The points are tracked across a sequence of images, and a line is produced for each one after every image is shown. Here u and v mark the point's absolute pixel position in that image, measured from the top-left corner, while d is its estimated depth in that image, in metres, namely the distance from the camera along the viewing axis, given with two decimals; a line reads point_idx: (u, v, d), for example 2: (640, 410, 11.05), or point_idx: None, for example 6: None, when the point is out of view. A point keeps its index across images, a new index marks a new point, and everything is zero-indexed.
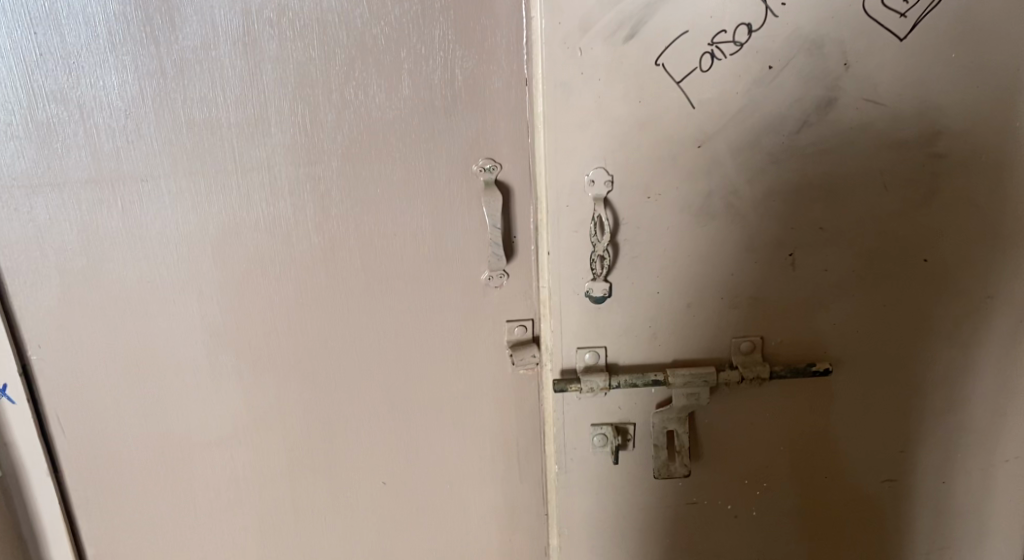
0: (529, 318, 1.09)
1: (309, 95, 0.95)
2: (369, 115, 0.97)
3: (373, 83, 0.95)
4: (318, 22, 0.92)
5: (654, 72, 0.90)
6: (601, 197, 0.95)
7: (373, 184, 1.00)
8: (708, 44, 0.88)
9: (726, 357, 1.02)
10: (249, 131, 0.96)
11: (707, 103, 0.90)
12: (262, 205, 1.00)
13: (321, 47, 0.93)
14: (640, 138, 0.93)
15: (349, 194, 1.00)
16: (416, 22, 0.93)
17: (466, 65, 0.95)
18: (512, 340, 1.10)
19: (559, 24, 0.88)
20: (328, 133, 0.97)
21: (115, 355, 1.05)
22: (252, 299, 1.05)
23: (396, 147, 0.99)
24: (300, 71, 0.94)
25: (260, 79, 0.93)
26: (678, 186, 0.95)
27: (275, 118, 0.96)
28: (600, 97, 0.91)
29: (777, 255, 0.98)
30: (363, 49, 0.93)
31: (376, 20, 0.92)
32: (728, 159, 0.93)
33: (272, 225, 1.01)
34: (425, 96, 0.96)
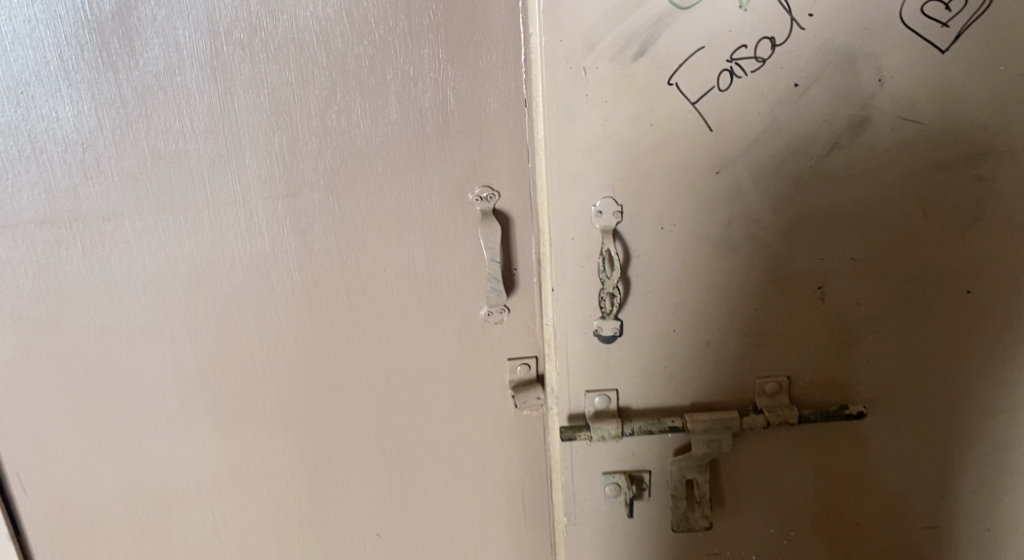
0: (532, 356, 1.00)
1: (286, 122, 0.86)
2: (353, 143, 0.88)
3: (357, 107, 0.86)
4: (295, 42, 0.83)
5: (667, 92, 0.81)
6: (610, 228, 0.87)
7: (360, 215, 0.91)
8: (727, 60, 0.79)
9: (750, 399, 0.94)
10: (220, 162, 0.87)
11: (726, 125, 0.82)
12: (236, 241, 0.91)
13: (298, 69, 0.84)
14: (652, 163, 0.84)
15: (333, 227, 0.92)
16: (402, 41, 0.84)
17: (459, 85, 0.87)
18: (515, 380, 1.01)
19: (561, 40, 0.79)
20: (308, 163, 0.88)
21: (80, 408, 0.97)
22: (228, 342, 0.96)
23: (383, 176, 0.90)
24: (276, 96, 0.85)
25: (231, 106, 0.85)
26: (694, 214, 0.86)
27: (249, 148, 0.87)
28: (607, 120, 0.82)
29: (804, 289, 0.89)
30: (344, 71, 0.85)
31: (358, 39, 0.83)
32: (750, 184, 0.84)
33: (248, 262, 0.92)
34: (415, 119, 0.88)
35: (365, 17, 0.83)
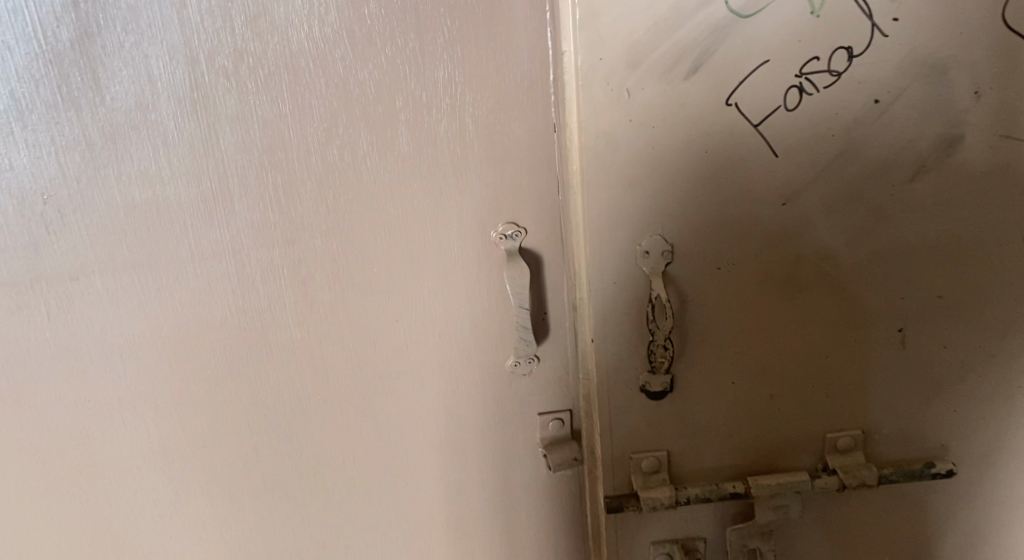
0: (565, 410, 0.88)
1: (280, 161, 0.74)
2: (358, 181, 0.76)
3: (362, 141, 0.74)
4: (288, 69, 0.71)
5: (725, 114, 0.69)
6: (658, 270, 0.75)
7: (368, 262, 0.79)
8: (795, 75, 0.68)
9: (820, 457, 0.83)
10: (206, 210, 0.75)
11: (794, 150, 0.71)
12: (226, 298, 0.79)
13: (293, 99, 0.72)
14: (708, 196, 0.73)
15: (337, 277, 0.80)
16: (413, 63, 0.72)
17: (479, 111, 0.74)
18: (547, 438, 0.88)
19: (601, 58, 0.68)
20: (308, 206, 0.76)
21: (56, 484, 0.86)
22: (221, 410, 0.84)
23: (393, 217, 0.78)
24: (268, 131, 0.73)
25: (215, 144, 0.73)
26: (757, 252, 0.75)
27: (238, 192, 0.75)
28: (655, 148, 0.71)
29: (881, 332, 0.78)
30: (347, 100, 0.73)
31: (362, 62, 0.72)
32: (821, 216, 0.73)
33: (241, 320, 0.80)
34: (428, 152, 0.76)
35: (370, 37, 0.71)
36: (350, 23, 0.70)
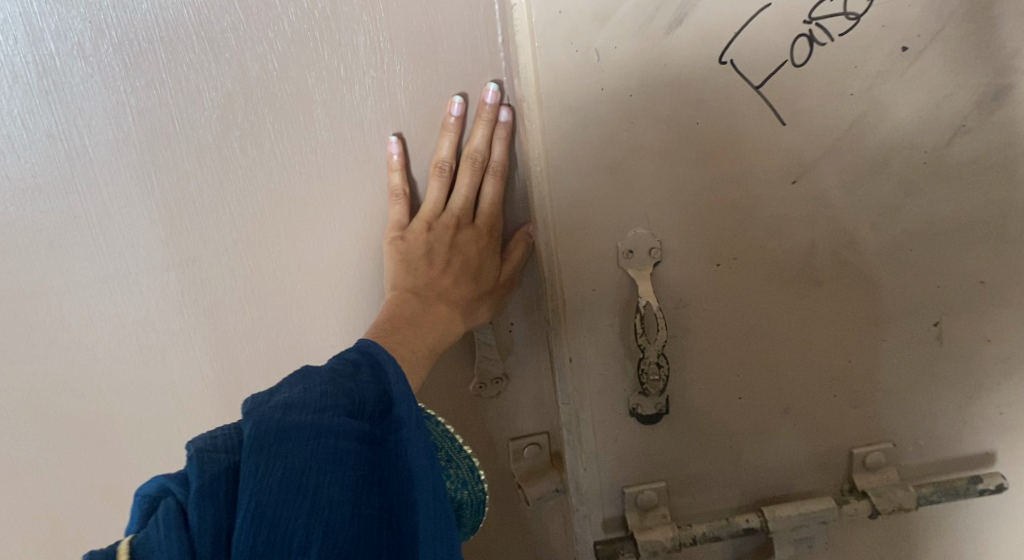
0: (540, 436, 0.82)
1: (180, 151, 0.67)
2: (268, 171, 0.68)
3: (274, 130, 0.66)
4: (175, 46, 0.63)
5: (719, 75, 0.56)
6: (644, 272, 0.62)
7: (290, 265, 0.72)
8: (805, 21, 0.54)
9: (845, 475, 0.71)
10: (104, 211, 0.69)
11: (805, 116, 0.57)
12: (135, 305, 0.74)
13: (190, 80, 0.64)
14: (700, 177, 0.60)
15: (256, 282, 0.73)
16: (326, 35, 0.63)
17: (409, 88, 0.65)
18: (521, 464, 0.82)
19: (560, 11, 0.54)
20: (214, 203, 0.69)
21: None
22: (153, 414, 0.80)
23: (313, 214, 0.70)
24: (161, 122, 0.65)
25: (84, 137, 0.66)
26: (763, 242, 0.62)
27: (115, 188, 0.68)
28: (634, 121, 0.57)
29: (912, 328, 0.66)
30: (252, 84, 0.64)
31: (263, 36, 0.63)
32: (838, 195, 0.60)
33: (155, 325, 0.75)
34: (353, 139, 0.67)
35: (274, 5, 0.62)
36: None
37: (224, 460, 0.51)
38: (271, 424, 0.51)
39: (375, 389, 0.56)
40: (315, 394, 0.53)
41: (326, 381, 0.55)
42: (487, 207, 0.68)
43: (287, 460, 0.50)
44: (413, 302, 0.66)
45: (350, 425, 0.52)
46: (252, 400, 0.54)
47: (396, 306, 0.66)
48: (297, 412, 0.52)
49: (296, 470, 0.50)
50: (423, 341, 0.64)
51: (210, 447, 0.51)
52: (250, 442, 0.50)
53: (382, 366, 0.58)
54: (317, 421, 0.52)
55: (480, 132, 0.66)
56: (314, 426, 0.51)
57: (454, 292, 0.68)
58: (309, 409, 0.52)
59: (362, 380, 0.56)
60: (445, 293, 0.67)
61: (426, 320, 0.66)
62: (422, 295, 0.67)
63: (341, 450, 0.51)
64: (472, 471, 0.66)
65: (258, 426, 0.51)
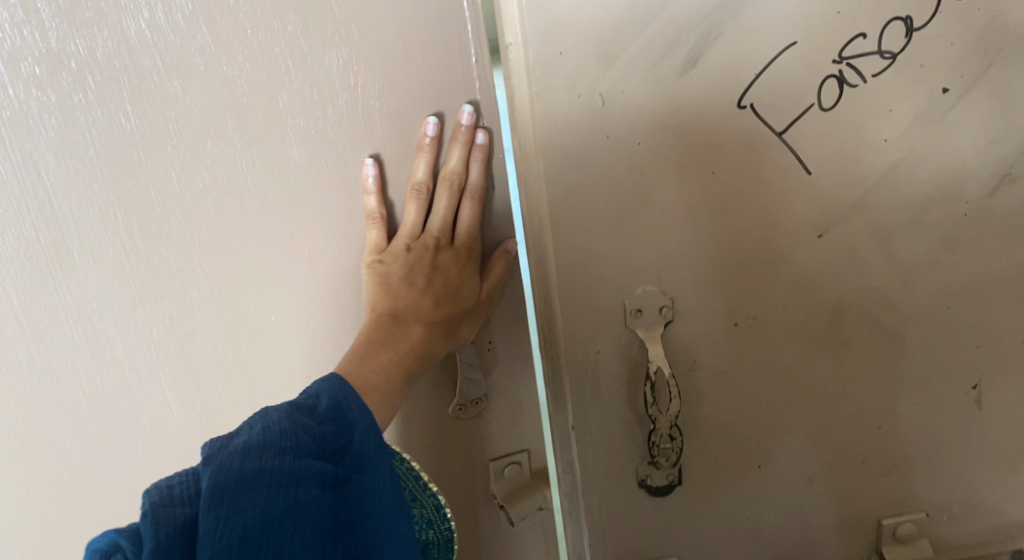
0: (519, 453, 0.66)
1: (111, 194, 0.54)
2: (238, 216, 0.56)
3: (224, 165, 0.54)
4: (99, 68, 0.49)
5: (738, 120, 0.50)
6: (654, 333, 0.57)
7: (252, 323, 0.61)
8: (835, 60, 0.48)
9: (871, 547, 0.66)
10: (24, 267, 0.56)
11: (834, 163, 0.52)
12: (61, 376, 0.61)
13: (121, 109, 0.51)
14: (716, 230, 0.54)
15: (208, 338, 0.61)
16: (295, 54, 0.51)
17: (389, 113, 0.54)
18: (501, 490, 0.66)
19: (560, 52, 0.48)
20: (154, 252, 0.57)
21: None
22: (92, 499, 0.68)
23: (290, 264, 0.59)
24: (82, 159, 0.52)
25: (24, 179, 0.52)
26: (784, 300, 0.57)
27: (58, 242, 0.55)
28: (643, 170, 0.52)
29: (948, 390, 0.60)
30: (199, 109, 0.52)
31: (213, 53, 0.50)
32: (870, 248, 0.54)
33: (87, 398, 0.63)
34: (323, 175, 0.56)
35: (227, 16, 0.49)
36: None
37: (181, 515, 0.43)
38: (230, 473, 0.44)
39: (333, 424, 0.50)
40: (275, 434, 0.47)
41: (285, 419, 0.48)
42: (470, 233, 0.59)
43: (245, 519, 0.43)
44: (389, 330, 0.57)
45: (313, 471, 0.46)
46: (208, 441, 0.46)
47: (370, 337, 0.56)
48: (256, 458, 0.45)
49: (256, 531, 0.43)
50: (399, 375, 0.56)
51: (166, 500, 0.44)
52: (207, 498, 0.43)
53: (343, 397, 0.51)
54: (279, 470, 0.45)
55: (457, 153, 0.56)
56: (276, 475, 0.45)
57: (437, 320, 0.58)
58: (269, 452, 0.46)
59: (321, 419, 0.50)
60: (426, 321, 0.58)
61: (403, 350, 0.57)
62: (399, 322, 0.57)
63: (304, 503, 0.45)
64: (438, 510, 0.59)
65: (215, 475, 0.44)
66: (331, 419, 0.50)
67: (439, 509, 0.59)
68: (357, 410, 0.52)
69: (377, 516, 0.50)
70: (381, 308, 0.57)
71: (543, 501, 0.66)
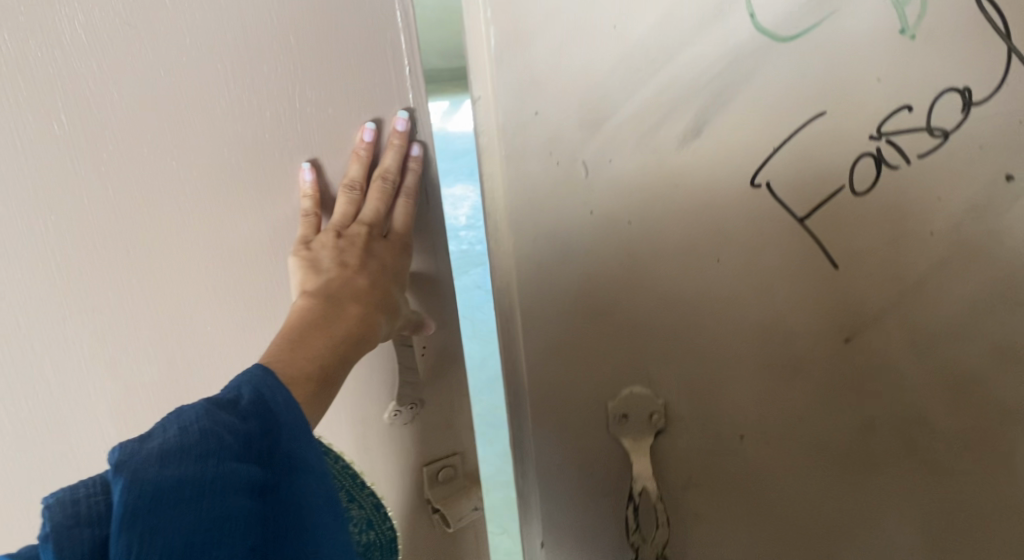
0: (451, 456, 0.60)
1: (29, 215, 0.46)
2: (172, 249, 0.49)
3: (163, 181, 0.47)
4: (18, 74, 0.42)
5: (749, 201, 0.41)
6: (641, 444, 0.48)
7: (192, 362, 0.53)
8: (872, 136, 0.39)
9: None
10: None
11: (868, 257, 0.42)
12: None
13: (42, 118, 0.43)
14: (720, 325, 0.45)
15: (143, 383, 0.53)
16: (233, 84, 0.45)
17: (334, 148, 0.48)
18: (438, 495, 0.60)
19: (536, 112, 0.40)
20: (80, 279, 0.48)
21: None
22: None
23: (230, 309, 0.52)
24: None
25: None
26: (801, 413, 0.47)
27: None
28: (633, 253, 0.43)
29: (1000, 537, 0.49)
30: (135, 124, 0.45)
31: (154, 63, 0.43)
32: (906, 360, 0.45)
33: None
34: (260, 206, 0.49)
35: (167, 28, 0.43)
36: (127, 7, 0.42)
37: (91, 540, 0.34)
38: (144, 487, 0.34)
39: (263, 419, 0.39)
40: (192, 436, 0.36)
41: (205, 419, 0.37)
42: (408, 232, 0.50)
43: (169, 540, 0.34)
44: (322, 317, 0.45)
45: (244, 476, 0.36)
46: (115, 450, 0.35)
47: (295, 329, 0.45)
48: (175, 465, 0.35)
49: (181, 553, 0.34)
50: (334, 364, 0.45)
51: (71, 521, 0.34)
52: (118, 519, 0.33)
53: (273, 385, 0.40)
54: (204, 478, 0.35)
55: (393, 151, 0.48)
56: (201, 486, 0.35)
57: (380, 310, 0.48)
58: (190, 458, 0.35)
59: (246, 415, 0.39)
60: (367, 306, 0.47)
61: (343, 338, 0.45)
62: (336, 307, 0.46)
63: (238, 517, 0.35)
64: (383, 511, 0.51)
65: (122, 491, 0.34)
66: (259, 414, 0.39)
67: (376, 502, 0.54)
68: (286, 403, 0.41)
69: (321, 515, 0.41)
70: (312, 295, 0.46)
71: (473, 500, 0.61)
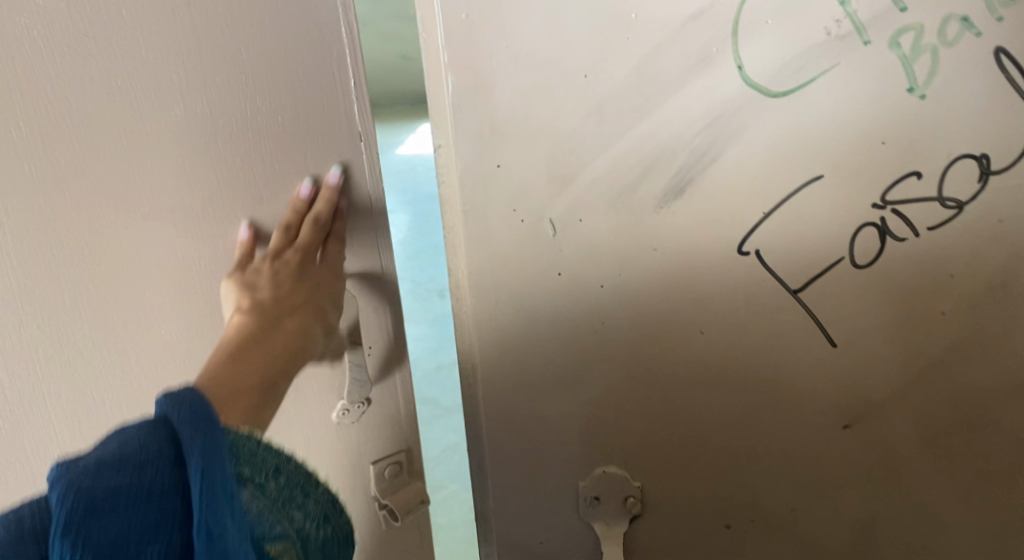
0: (400, 454, 0.54)
1: None
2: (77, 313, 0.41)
3: (118, 211, 0.40)
4: None
5: (737, 270, 0.37)
6: (612, 528, 0.44)
7: None
8: (875, 204, 0.35)
9: None
10: None
11: (869, 336, 0.38)
12: None
13: None
14: (704, 404, 0.40)
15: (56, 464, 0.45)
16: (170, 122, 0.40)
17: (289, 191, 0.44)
18: (384, 491, 0.53)
19: (499, 164, 0.36)
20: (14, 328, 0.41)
21: None
22: None
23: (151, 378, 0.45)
24: None
25: None
26: (792, 503, 0.42)
27: None
28: (607, 320, 0.39)
29: None
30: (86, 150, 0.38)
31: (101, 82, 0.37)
32: (911, 453, 0.40)
33: None
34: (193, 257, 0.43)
35: (90, 58, 0.37)
36: (67, 26, 0.36)
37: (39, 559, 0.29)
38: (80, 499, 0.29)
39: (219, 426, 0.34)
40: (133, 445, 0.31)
41: (147, 432, 0.32)
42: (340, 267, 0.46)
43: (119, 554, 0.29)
44: (257, 337, 0.42)
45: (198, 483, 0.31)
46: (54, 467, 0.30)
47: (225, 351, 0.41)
48: (117, 473, 0.30)
49: None
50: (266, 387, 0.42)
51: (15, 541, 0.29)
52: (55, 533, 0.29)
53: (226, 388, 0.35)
54: (147, 488, 0.31)
55: (324, 197, 0.44)
56: (144, 494, 0.30)
57: (317, 327, 0.45)
58: (131, 467, 0.31)
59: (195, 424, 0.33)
60: (304, 329, 0.44)
61: (277, 356, 0.43)
62: (272, 323, 0.43)
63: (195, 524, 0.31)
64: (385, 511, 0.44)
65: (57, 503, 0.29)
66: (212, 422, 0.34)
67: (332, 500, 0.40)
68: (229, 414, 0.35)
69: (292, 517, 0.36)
70: (248, 313, 0.42)
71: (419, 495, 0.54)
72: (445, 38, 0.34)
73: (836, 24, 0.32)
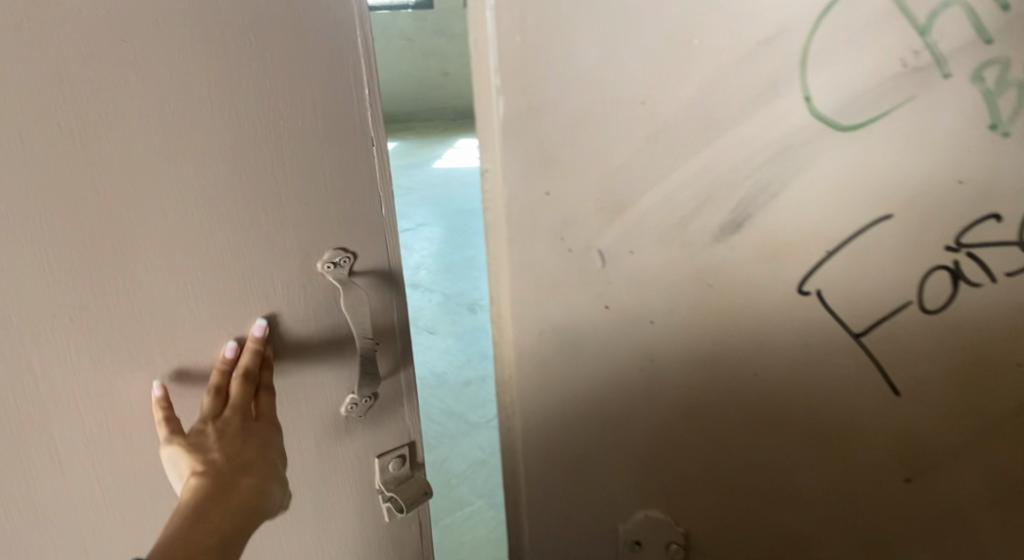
0: (406, 446, 0.46)
1: None
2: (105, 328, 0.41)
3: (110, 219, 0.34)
4: None
5: (795, 310, 0.35)
6: None
7: None
8: (950, 248, 0.33)
9: None
10: None
11: (936, 387, 0.35)
12: None
13: None
14: (752, 450, 0.38)
15: None
16: None
17: None
18: (390, 482, 0.46)
19: (548, 192, 0.35)
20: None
21: None
22: None
23: None
24: None
25: None
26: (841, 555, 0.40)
27: None
28: (654, 357, 0.37)
29: None
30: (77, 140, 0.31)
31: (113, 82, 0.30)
32: (974, 513, 0.37)
33: None
34: None
35: None
36: None
37: None
38: None
39: None
40: None
41: None
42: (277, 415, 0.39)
43: None
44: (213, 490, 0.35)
45: None
46: None
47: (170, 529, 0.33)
48: None
49: None
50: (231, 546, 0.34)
51: None
52: None
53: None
54: None
55: (250, 348, 0.37)
56: None
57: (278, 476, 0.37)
58: None
59: None
60: (264, 478, 0.37)
61: (235, 523, 0.35)
62: (226, 488, 0.35)
63: None
64: None
65: None
66: None
67: None
68: None
69: None
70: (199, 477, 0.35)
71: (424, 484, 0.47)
72: (498, 60, 0.33)
73: (913, 54, 0.30)
